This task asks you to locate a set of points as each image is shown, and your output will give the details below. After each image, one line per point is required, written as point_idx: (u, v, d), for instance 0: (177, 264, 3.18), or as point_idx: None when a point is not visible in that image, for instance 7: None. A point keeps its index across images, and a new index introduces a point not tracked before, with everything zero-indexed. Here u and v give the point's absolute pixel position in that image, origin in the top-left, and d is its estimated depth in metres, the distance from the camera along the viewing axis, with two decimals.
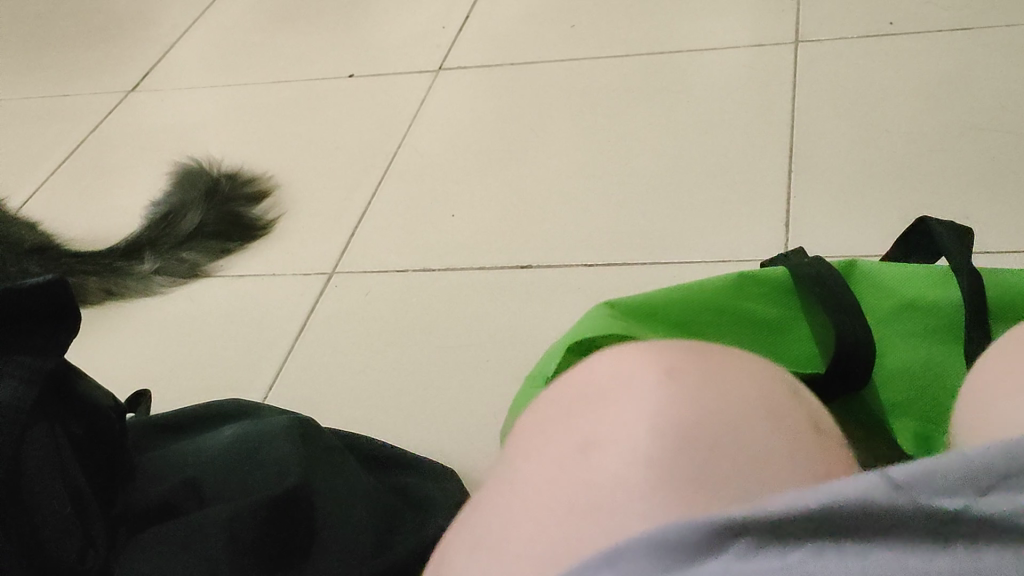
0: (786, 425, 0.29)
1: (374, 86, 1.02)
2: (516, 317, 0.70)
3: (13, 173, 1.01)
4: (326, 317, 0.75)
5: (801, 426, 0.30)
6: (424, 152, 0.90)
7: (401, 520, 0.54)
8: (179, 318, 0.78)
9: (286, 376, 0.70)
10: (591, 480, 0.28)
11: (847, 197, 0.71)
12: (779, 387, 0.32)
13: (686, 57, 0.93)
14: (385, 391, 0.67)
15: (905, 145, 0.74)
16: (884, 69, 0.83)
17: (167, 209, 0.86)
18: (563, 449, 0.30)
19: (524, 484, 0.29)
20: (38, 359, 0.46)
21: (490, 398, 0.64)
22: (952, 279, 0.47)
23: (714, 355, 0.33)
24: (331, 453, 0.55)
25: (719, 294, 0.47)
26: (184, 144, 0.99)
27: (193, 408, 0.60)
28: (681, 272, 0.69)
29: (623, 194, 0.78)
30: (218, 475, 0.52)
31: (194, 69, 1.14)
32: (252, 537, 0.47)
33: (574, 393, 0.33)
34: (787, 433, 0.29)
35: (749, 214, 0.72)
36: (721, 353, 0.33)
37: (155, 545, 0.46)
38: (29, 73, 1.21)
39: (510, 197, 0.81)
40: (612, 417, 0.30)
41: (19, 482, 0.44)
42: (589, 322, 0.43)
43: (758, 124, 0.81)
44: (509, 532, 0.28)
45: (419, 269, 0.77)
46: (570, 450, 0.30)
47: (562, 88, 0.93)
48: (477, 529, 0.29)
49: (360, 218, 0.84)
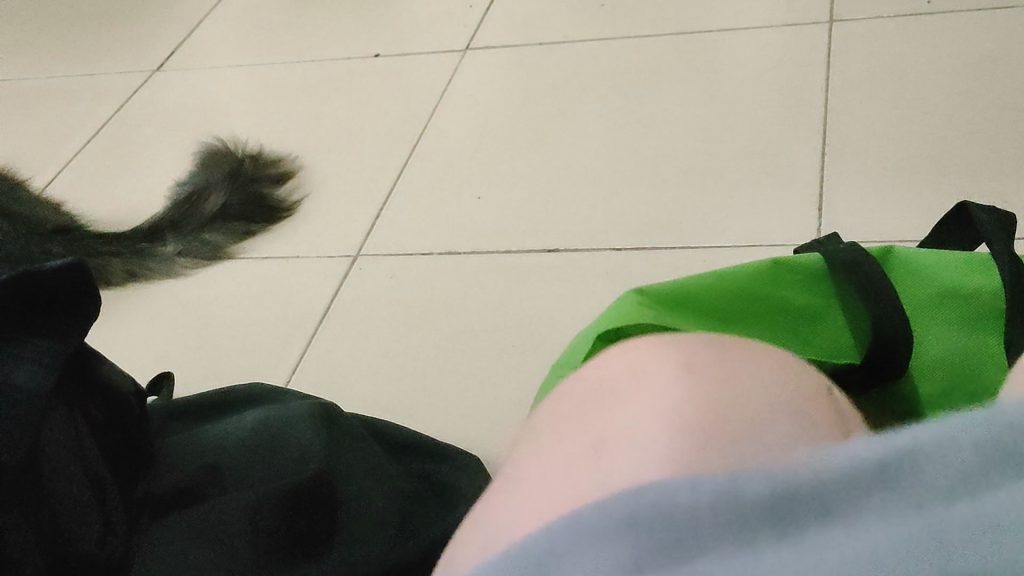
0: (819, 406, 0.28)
1: (401, 65, 1.01)
2: (543, 301, 0.69)
3: (38, 152, 1.00)
4: (351, 300, 0.74)
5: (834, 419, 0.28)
6: (451, 133, 0.88)
7: (425, 509, 0.53)
8: (202, 300, 0.78)
9: (309, 360, 0.70)
10: (611, 465, 0.26)
11: (882, 181, 0.70)
12: (814, 381, 0.30)
13: (717, 37, 0.91)
14: (410, 375, 0.66)
15: (942, 128, 0.73)
16: (920, 49, 0.81)
17: (191, 190, 0.86)
18: (582, 437, 0.28)
19: (539, 472, 0.27)
20: (58, 342, 0.45)
21: (516, 384, 0.63)
22: (992, 267, 0.46)
23: (744, 347, 0.31)
24: (354, 440, 0.54)
25: (752, 280, 0.46)
26: (209, 124, 0.99)
27: (213, 393, 0.60)
28: (711, 257, 0.68)
29: (652, 177, 0.77)
30: (239, 461, 0.51)
31: (220, 48, 1.13)
32: (273, 525, 0.47)
33: (595, 384, 0.31)
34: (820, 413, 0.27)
35: (780, 199, 0.71)
36: (752, 347, 0.31)
37: (175, 532, 0.46)
38: (56, 51, 1.20)
39: (537, 179, 0.80)
40: (634, 403, 0.28)
41: (38, 465, 0.43)
42: (619, 309, 0.42)
43: (791, 106, 0.79)
44: (524, 517, 0.26)
45: (444, 252, 0.76)
46: (590, 439, 0.28)
47: (590, 69, 0.92)
48: (488, 521, 0.27)
49: (385, 200, 0.83)
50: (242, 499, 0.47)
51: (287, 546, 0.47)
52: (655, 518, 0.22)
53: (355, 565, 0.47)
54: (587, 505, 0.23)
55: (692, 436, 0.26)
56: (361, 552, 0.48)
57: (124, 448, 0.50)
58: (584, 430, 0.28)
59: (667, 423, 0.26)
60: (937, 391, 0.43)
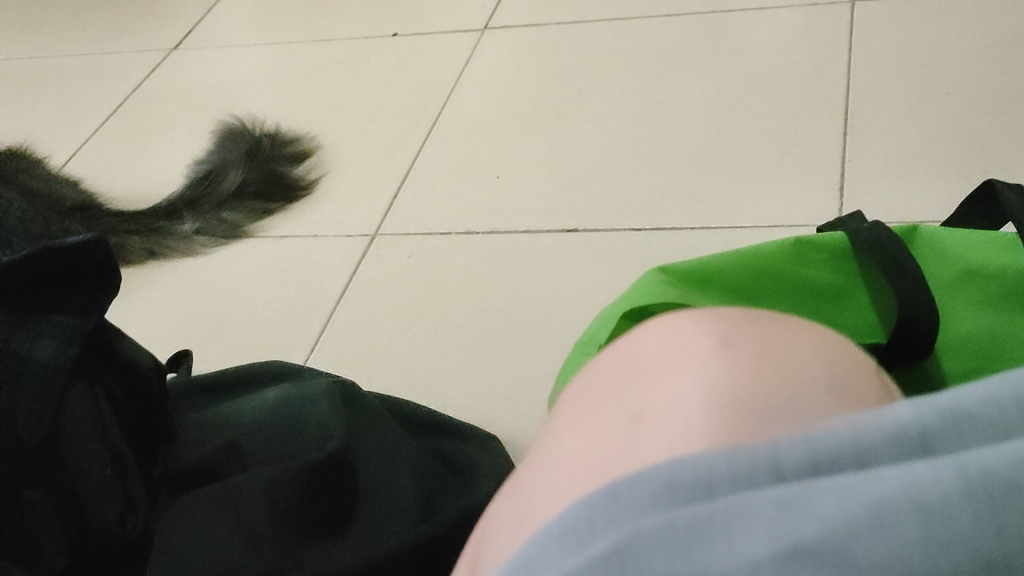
0: (848, 382, 0.27)
1: (418, 45, 1.01)
2: (562, 281, 0.68)
3: (56, 130, 1.00)
4: (369, 279, 0.74)
5: (870, 392, 0.27)
6: (469, 112, 0.88)
7: (446, 485, 0.53)
8: (219, 278, 0.78)
9: (328, 339, 0.70)
10: (641, 445, 0.26)
11: (905, 161, 0.69)
12: (848, 355, 0.29)
13: (737, 17, 0.91)
14: (428, 355, 0.66)
15: (965, 108, 0.72)
16: (944, 29, 0.81)
17: (209, 169, 0.86)
18: (612, 418, 0.28)
19: (567, 453, 0.27)
20: (79, 318, 0.45)
21: (535, 363, 0.63)
22: (1020, 247, 0.45)
23: (776, 321, 0.30)
24: (374, 417, 0.54)
25: (774, 259, 0.46)
26: (226, 103, 0.98)
27: (234, 370, 0.60)
28: (732, 237, 0.68)
29: (672, 157, 0.76)
30: (259, 437, 0.51)
31: (238, 27, 1.13)
32: (293, 501, 0.47)
33: (624, 362, 0.31)
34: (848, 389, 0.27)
35: (802, 179, 0.71)
36: (783, 320, 0.31)
37: (195, 508, 0.46)
38: (73, 30, 1.20)
39: (556, 159, 0.80)
40: (664, 382, 0.28)
41: (59, 442, 0.44)
42: (641, 289, 0.42)
43: (812, 86, 0.79)
44: (553, 499, 0.25)
45: (463, 232, 0.76)
46: (619, 419, 0.27)
47: (610, 49, 0.92)
48: (518, 503, 0.27)
49: (403, 179, 0.83)
50: (261, 474, 0.47)
51: (307, 522, 0.47)
52: (683, 497, 0.22)
53: (374, 541, 0.47)
54: (616, 485, 0.23)
55: (723, 415, 0.25)
56: (381, 530, 0.48)
57: (145, 425, 0.50)
58: (609, 411, 0.28)
59: (697, 401, 0.26)
60: (964, 370, 0.42)
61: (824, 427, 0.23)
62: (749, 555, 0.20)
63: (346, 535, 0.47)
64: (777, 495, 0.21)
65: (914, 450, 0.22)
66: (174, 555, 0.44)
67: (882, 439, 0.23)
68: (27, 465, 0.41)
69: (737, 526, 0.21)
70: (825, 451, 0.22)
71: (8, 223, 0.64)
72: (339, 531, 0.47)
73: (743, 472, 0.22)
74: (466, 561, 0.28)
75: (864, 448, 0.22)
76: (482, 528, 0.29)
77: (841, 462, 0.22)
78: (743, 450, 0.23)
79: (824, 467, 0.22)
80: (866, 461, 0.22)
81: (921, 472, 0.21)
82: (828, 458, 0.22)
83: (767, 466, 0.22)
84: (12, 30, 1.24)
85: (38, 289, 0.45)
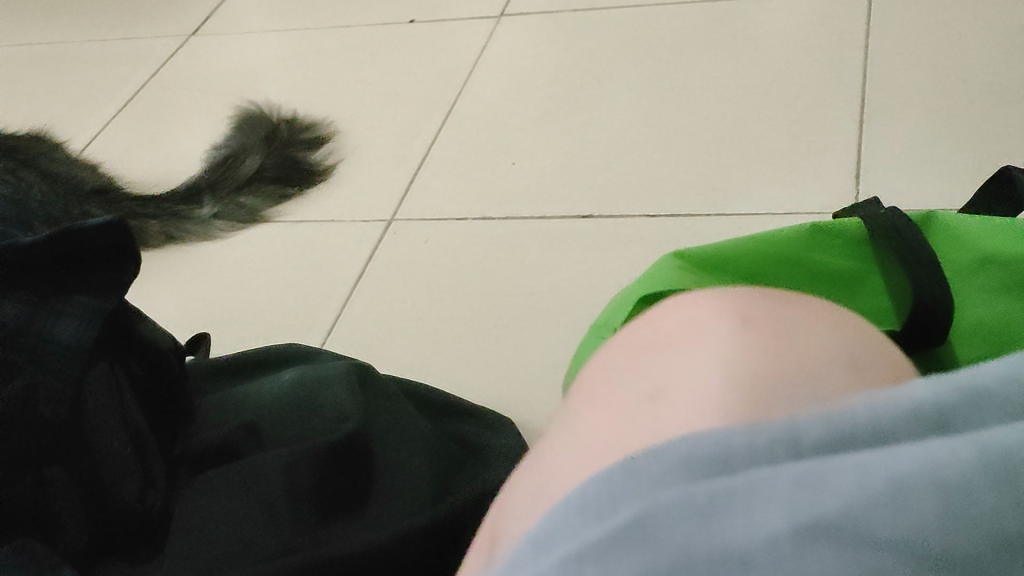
0: (868, 364, 0.27)
1: (435, 32, 1.01)
2: (578, 266, 0.69)
3: (75, 114, 1.01)
4: (386, 264, 0.74)
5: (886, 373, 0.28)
6: (486, 98, 0.88)
7: (462, 467, 0.53)
8: (237, 262, 0.78)
9: (345, 323, 0.70)
10: (658, 425, 0.26)
11: (921, 148, 0.69)
12: (865, 336, 0.29)
13: (755, 4, 0.91)
14: (444, 339, 0.67)
15: (983, 95, 0.72)
16: (962, 17, 0.81)
17: (227, 153, 0.86)
18: (629, 398, 0.28)
19: (586, 434, 0.27)
20: (99, 299, 0.46)
21: (550, 348, 0.64)
22: None
23: (793, 304, 0.31)
24: (390, 400, 0.55)
25: (790, 245, 0.46)
26: (244, 89, 0.99)
27: (252, 352, 0.60)
28: (747, 223, 0.68)
29: (687, 144, 0.77)
30: (278, 419, 0.51)
31: (256, 13, 1.13)
32: (311, 482, 0.47)
33: (641, 342, 0.31)
34: (867, 370, 0.27)
35: (818, 166, 0.71)
36: (800, 302, 0.31)
37: (216, 488, 0.47)
38: (91, 16, 1.21)
39: (573, 145, 0.80)
40: (681, 364, 0.28)
41: (79, 420, 0.44)
42: (656, 274, 0.42)
43: (829, 73, 0.79)
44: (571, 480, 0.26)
45: (478, 217, 0.76)
46: (636, 400, 0.27)
47: (626, 36, 0.92)
48: (536, 481, 0.27)
49: (419, 164, 0.83)
50: (280, 454, 0.48)
51: (326, 501, 0.47)
52: (702, 472, 0.22)
53: (392, 521, 0.48)
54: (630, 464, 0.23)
55: (740, 393, 0.26)
56: (397, 511, 0.48)
57: (165, 405, 0.51)
58: (624, 391, 0.28)
59: (715, 384, 0.26)
60: (977, 356, 0.43)
61: (841, 404, 0.23)
62: (768, 526, 0.21)
63: (363, 515, 0.48)
64: (794, 470, 0.22)
65: (930, 428, 0.23)
66: (197, 537, 0.45)
67: (899, 417, 0.23)
68: (48, 441, 0.42)
69: (756, 499, 0.21)
70: (843, 428, 0.23)
71: (29, 206, 0.65)
72: (356, 511, 0.48)
73: (761, 449, 0.22)
74: (484, 538, 0.29)
75: (881, 426, 0.23)
76: (499, 505, 0.29)
77: (858, 440, 0.23)
78: (760, 427, 0.23)
79: (841, 445, 0.22)
80: (882, 439, 0.22)
81: (937, 449, 0.22)
82: (844, 436, 0.23)
83: (785, 442, 0.22)
84: (31, 16, 1.24)
85: (58, 272, 0.45)
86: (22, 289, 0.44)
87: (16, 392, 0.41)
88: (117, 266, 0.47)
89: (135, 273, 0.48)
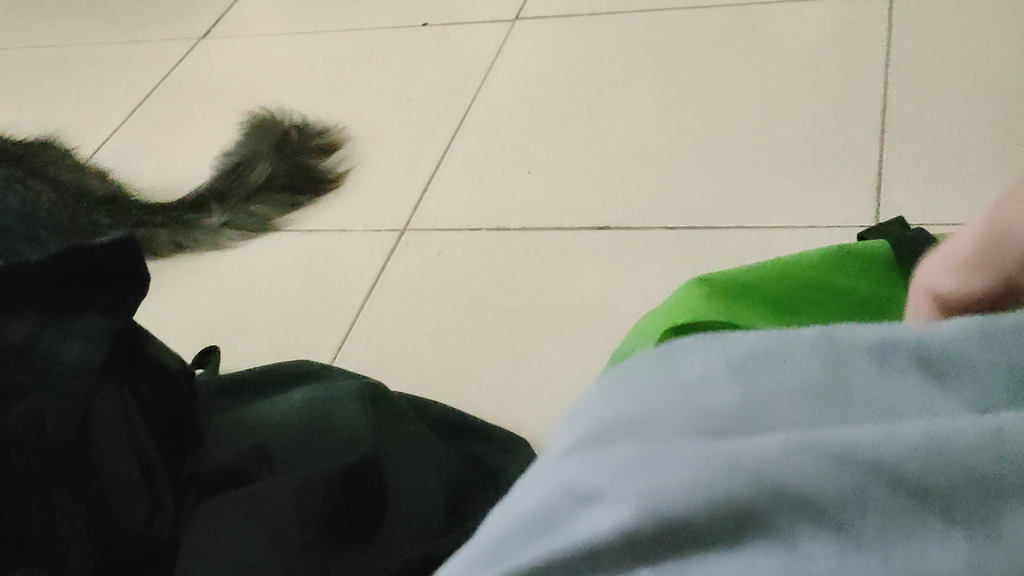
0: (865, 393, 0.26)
1: (449, 35, 1.00)
2: (594, 280, 0.68)
3: (84, 119, 1.00)
4: (398, 276, 0.73)
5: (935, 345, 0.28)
6: (500, 105, 0.87)
7: (474, 492, 0.52)
8: (247, 272, 0.77)
9: (356, 338, 0.69)
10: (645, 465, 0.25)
11: (945, 162, 0.68)
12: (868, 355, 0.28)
13: (773, 9, 0.90)
14: (458, 355, 0.65)
15: (1008, 107, 0.70)
16: (988, 25, 0.79)
17: (238, 159, 0.85)
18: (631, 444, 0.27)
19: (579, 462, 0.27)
20: (108, 319, 0.45)
21: (565, 365, 0.62)
22: None
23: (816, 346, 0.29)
24: (401, 419, 0.54)
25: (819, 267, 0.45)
26: (255, 94, 0.98)
27: (260, 368, 0.59)
28: (767, 238, 0.66)
29: (705, 154, 0.75)
30: (291, 437, 0.50)
31: (268, 15, 1.12)
32: (322, 508, 0.46)
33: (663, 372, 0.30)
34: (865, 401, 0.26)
35: (840, 179, 0.69)
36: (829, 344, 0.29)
37: (227, 514, 0.45)
38: (101, 17, 1.20)
39: (589, 153, 0.79)
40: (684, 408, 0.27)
41: (87, 444, 0.43)
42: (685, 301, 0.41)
43: (850, 83, 0.77)
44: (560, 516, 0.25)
45: (492, 228, 0.75)
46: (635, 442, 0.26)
47: (643, 41, 0.90)
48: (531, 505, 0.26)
49: (433, 173, 0.82)
50: (290, 479, 0.46)
51: (339, 530, 0.46)
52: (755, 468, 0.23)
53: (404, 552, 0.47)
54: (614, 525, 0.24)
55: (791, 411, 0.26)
56: (410, 541, 0.47)
57: (175, 426, 0.50)
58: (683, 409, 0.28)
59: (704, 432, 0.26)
60: None
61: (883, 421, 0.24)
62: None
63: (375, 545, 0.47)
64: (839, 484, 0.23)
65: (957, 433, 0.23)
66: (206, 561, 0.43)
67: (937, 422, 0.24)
68: (52, 469, 0.41)
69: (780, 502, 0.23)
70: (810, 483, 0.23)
71: (37, 217, 0.64)
72: (368, 540, 0.47)
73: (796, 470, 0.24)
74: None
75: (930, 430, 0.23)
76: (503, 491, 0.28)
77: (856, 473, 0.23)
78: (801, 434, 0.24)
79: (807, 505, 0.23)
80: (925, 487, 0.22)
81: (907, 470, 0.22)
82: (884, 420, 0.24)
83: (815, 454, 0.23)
84: (40, 17, 1.24)
85: (66, 285, 0.44)
86: (27, 310, 0.42)
87: (20, 417, 0.40)
88: (127, 285, 0.46)
89: (143, 295, 0.46)
